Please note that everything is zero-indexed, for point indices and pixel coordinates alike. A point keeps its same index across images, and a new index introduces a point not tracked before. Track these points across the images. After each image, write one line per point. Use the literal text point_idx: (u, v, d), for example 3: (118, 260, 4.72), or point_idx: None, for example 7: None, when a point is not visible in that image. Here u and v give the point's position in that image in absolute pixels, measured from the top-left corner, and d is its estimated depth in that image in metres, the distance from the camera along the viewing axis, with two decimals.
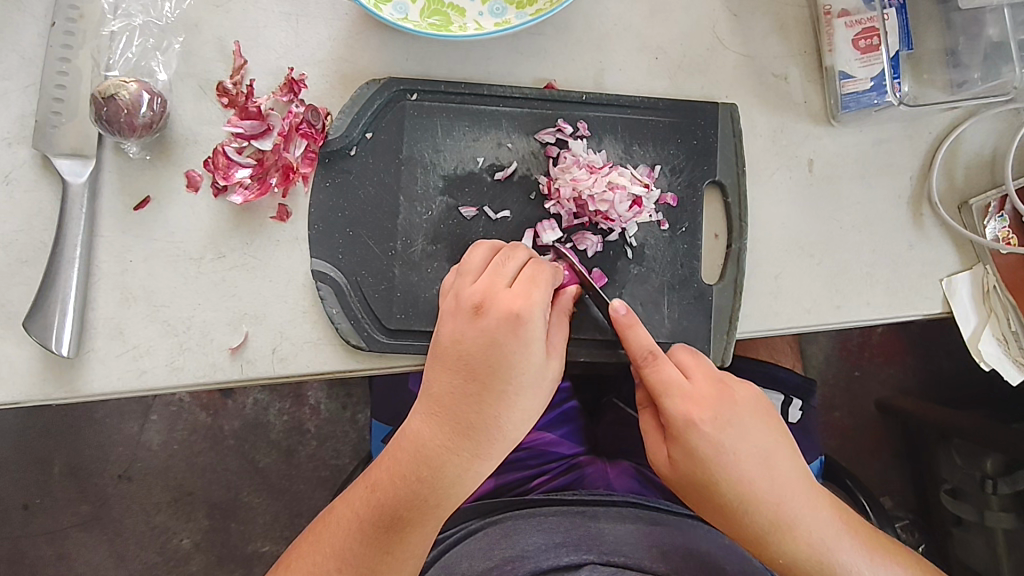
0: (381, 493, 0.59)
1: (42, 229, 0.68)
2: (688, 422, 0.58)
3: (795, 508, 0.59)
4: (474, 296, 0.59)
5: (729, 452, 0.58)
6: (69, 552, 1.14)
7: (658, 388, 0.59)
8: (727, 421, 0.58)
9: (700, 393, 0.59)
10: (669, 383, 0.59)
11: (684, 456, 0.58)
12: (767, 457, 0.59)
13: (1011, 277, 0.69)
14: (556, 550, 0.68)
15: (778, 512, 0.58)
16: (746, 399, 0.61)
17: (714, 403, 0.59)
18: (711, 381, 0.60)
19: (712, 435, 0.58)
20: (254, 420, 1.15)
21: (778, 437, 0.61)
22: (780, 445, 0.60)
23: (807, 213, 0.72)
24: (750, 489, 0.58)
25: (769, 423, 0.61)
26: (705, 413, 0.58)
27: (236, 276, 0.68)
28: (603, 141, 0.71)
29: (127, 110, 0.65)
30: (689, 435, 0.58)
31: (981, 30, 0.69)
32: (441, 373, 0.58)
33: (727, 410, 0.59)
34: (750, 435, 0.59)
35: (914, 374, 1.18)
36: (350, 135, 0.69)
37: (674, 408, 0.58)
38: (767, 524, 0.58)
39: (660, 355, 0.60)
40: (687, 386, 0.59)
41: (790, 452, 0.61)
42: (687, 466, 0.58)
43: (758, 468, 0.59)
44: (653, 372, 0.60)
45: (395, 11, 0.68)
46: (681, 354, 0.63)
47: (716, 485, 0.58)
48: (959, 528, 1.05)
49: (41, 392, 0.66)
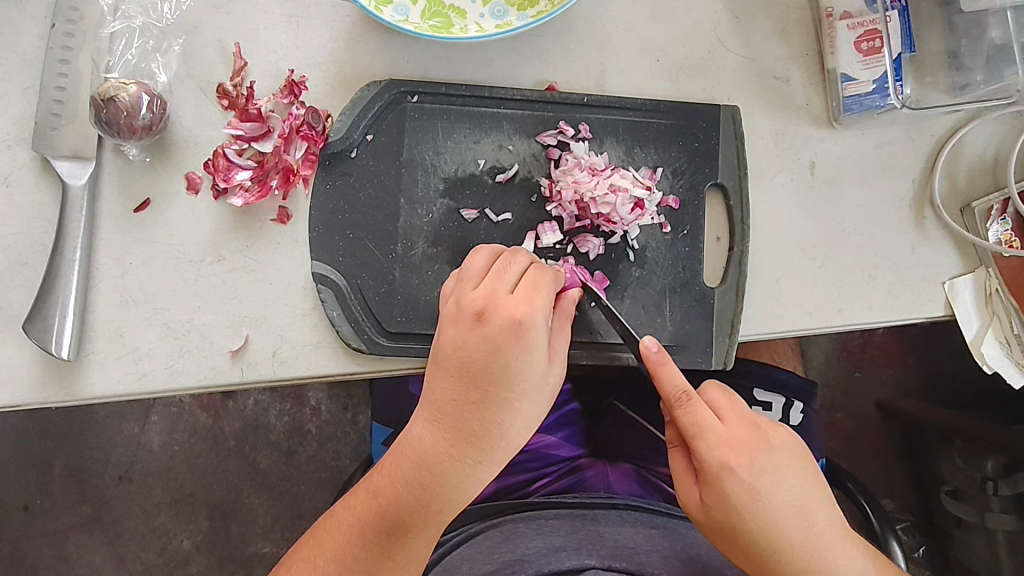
0: (382, 498, 0.59)
1: (42, 231, 0.67)
2: (724, 467, 0.57)
3: (829, 557, 0.59)
4: (476, 303, 0.58)
5: (764, 499, 0.58)
6: (69, 553, 1.14)
7: (692, 431, 0.58)
8: (762, 467, 0.58)
9: (735, 438, 0.59)
10: (705, 427, 0.58)
11: (717, 501, 0.58)
12: (803, 505, 0.59)
13: (1014, 279, 0.69)
14: (557, 554, 0.67)
15: (813, 562, 0.58)
16: (782, 444, 0.60)
17: (750, 450, 0.58)
18: (746, 425, 0.60)
19: (748, 482, 0.57)
20: (254, 421, 1.15)
21: (814, 483, 0.60)
22: (815, 490, 0.60)
23: (809, 215, 0.72)
24: (784, 537, 0.58)
25: (805, 469, 0.60)
26: (741, 459, 0.58)
27: (236, 279, 0.68)
28: (605, 143, 0.71)
29: (127, 112, 0.65)
30: (724, 481, 0.57)
31: (984, 32, 0.68)
32: (442, 379, 0.58)
33: (763, 458, 0.58)
34: (787, 483, 0.59)
35: (915, 376, 1.17)
36: (351, 137, 0.69)
37: (710, 453, 0.57)
38: (800, 573, 0.59)
39: (694, 396, 0.59)
40: (722, 430, 0.58)
41: (826, 501, 0.61)
42: (719, 510, 0.58)
43: (792, 517, 0.58)
44: (687, 415, 0.58)
45: (396, 13, 0.68)
46: (714, 393, 0.61)
47: (749, 532, 0.58)
48: (960, 529, 1.06)
49: (40, 395, 0.66)
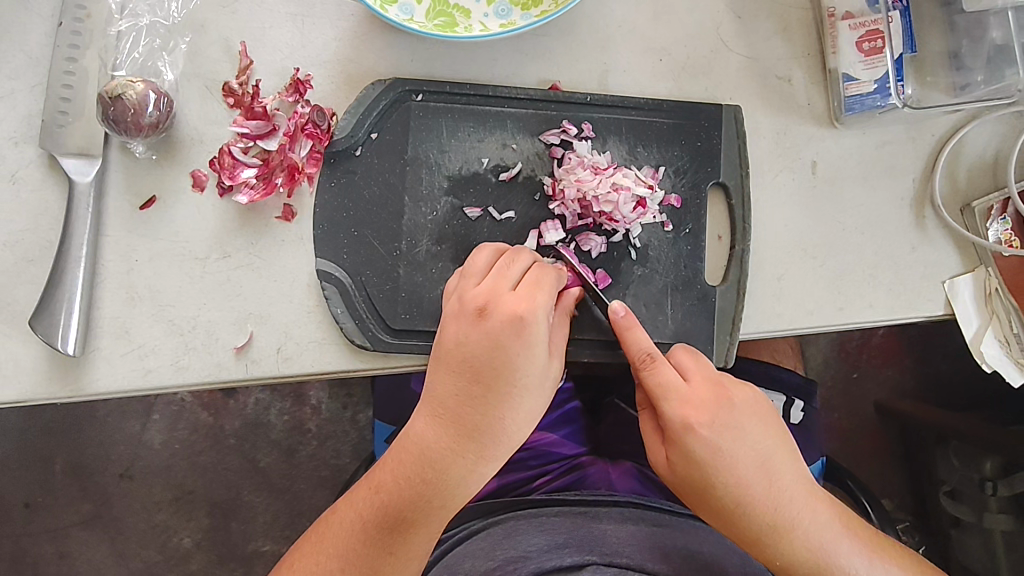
0: (386, 494, 0.59)
1: (49, 228, 0.68)
2: (686, 425, 0.58)
3: (792, 509, 0.59)
4: (478, 299, 0.59)
5: (726, 455, 0.58)
6: (70, 550, 1.15)
7: (656, 392, 0.60)
8: (724, 424, 0.58)
9: (698, 396, 0.59)
10: (667, 387, 0.59)
11: (682, 459, 0.58)
12: (766, 461, 0.59)
13: (1013, 279, 0.70)
14: (558, 551, 0.68)
15: (777, 514, 0.59)
16: (744, 401, 0.60)
17: (712, 407, 0.59)
18: (709, 383, 0.60)
19: (709, 439, 0.58)
20: (255, 419, 1.16)
21: (778, 440, 0.61)
22: (778, 447, 0.60)
23: (810, 215, 0.72)
24: (747, 492, 0.58)
25: (767, 424, 0.61)
26: (702, 416, 0.58)
27: (240, 276, 0.69)
28: (607, 142, 0.71)
29: (133, 110, 0.65)
30: (687, 439, 0.58)
31: (984, 33, 0.69)
32: (444, 375, 0.58)
33: (725, 415, 0.59)
34: (749, 438, 0.59)
35: (914, 376, 1.18)
36: (356, 135, 0.69)
37: (673, 412, 0.58)
38: (765, 526, 0.59)
39: (658, 357, 0.61)
40: (685, 389, 0.59)
41: (790, 455, 0.61)
42: (684, 467, 0.58)
43: (755, 472, 0.58)
44: (652, 375, 0.60)
45: (401, 12, 0.69)
46: (681, 357, 0.63)
47: (712, 487, 0.58)
48: (957, 529, 1.06)
49: (45, 390, 0.67)
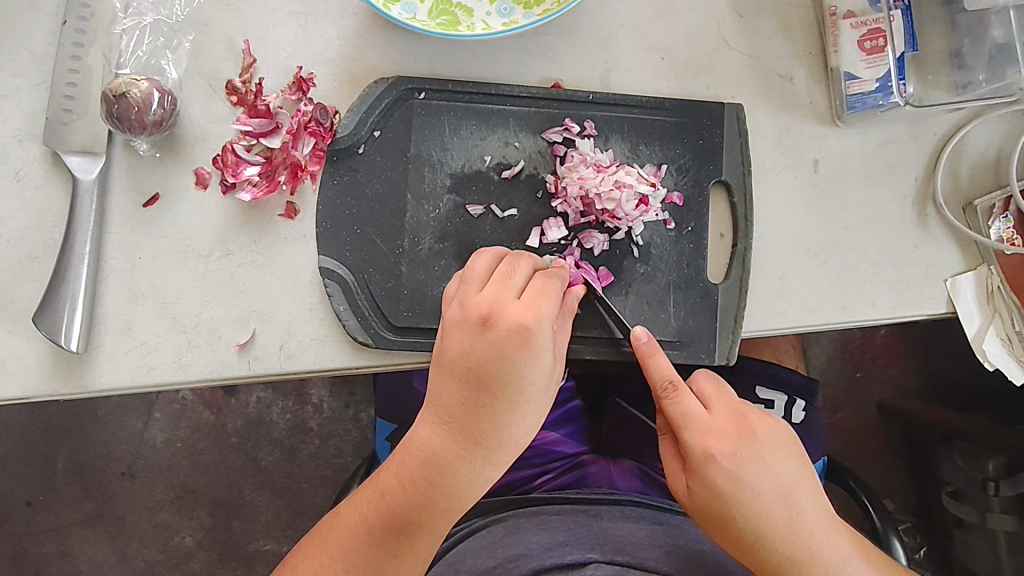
0: (390, 498, 0.59)
1: (52, 225, 0.68)
2: (707, 456, 0.58)
3: (814, 542, 0.59)
4: (481, 308, 0.58)
5: (748, 487, 0.58)
6: (71, 549, 1.15)
7: (677, 420, 0.60)
8: (746, 457, 0.58)
9: (720, 428, 0.59)
10: (689, 416, 0.59)
11: (703, 488, 0.59)
12: (788, 493, 0.59)
13: (1015, 277, 0.70)
14: (559, 549, 0.68)
15: (798, 547, 0.59)
16: (767, 434, 0.61)
17: (734, 438, 0.59)
18: (731, 415, 0.61)
19: (731, 470, 0.58)
20: (257, 418, 1.16)
21: (801, 472, 0.61)
22: (801, 480, 0.60)
23: (812, 213, 0.72)
24: (768, 524, 0.58)
25: (791, 457, 0.61)
26: (724, 447, 0.58)
27: (243, 274, 0.69)
28: (610, 140, 0.71)
29: (138, 108, 0.65)
30: (708, 469, 0.58)
31: (986, 31, 0.69)
32: (449, 383, 0.58)
33: (747, 447, 0.59)
34: (772, 471, 0.59)
35: (917, 376, 1.18)
36: (359, 133, 0.69)
37: (695, 442, 0.59)
38: (785, 559, 0.59)
39: (680, 386, 0.60)
40: (707, 420, 0.59)
41: (812, 488, 0.61)
42: (704, 496, 0.59)
43: (776, 504, 0.59)
44: (674, 404, 0.60)
45: (404, 10, 0.69)
46: (703, 383, 0.63)
47: (733, 518, 0.58)
48: (960, 529, 1.06)
49: (49, 387, 0.67)
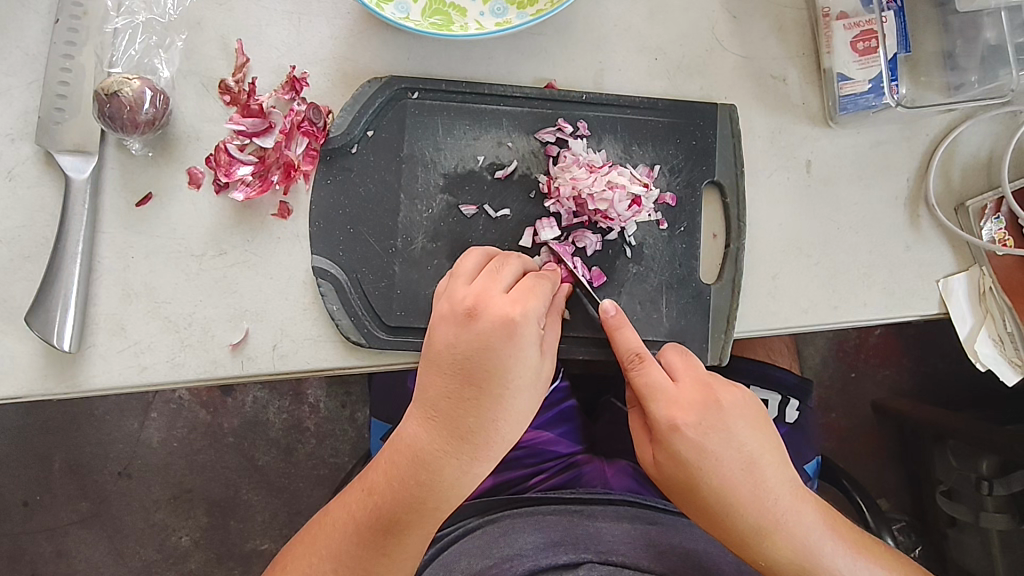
0: (378, 497, 0.59)
1: (45, 224, 0.68)
2: (671, 427, 0.58)
3: (778, 510, 0.60)
4: (468, 301, 0.58)
5: (711, 456, 0.58)
6: (67, 549, 1.15)
7: (642, 391, 0.59)
8: (710, 426, 0.58)
9: (685, 397, 0.59)
10: (655, 387, 0.59)
11: (668, 459, 0.59)
12: (752, 462, 0.59)
13: (1006, 277, 0.70)
14: (554, 549, 0.68)
15: (761, 515, 0.59)
16: (732, 403, 0.60)
17: (699, 409, 0.59)
18: (697, 385, 0.60)
19: (695, 440, 0.58)
20: (253, 418, 1.16)
21: (767, 441, 0.61)
22: (768, 449, 0.61)
23: (805, 214, 0.72)
24: (733, 494, 0.59)
25: (756, 424, 0.61)
26: (689, 418, 0.58)
27: (235, 274, 0.69)
28: (602, 141, 0.71)
29: (130, 108, 0.65)
30: (672, 440, 0.58)
31: (978, 33, 0.69)
32: (435, 377, 0.58)
33: (712, 416, 0.59)
34: (736, 441, 0.59)
35: (911, 376, 1.18)
36: (351, 133, 0.69)
37: (660, 412, 0.58)
38: (749, 527, 0.59)
39: (647, 357, 0.61)
40: (672, 390, 0.59)
41: (778, 458, 0.61)
42: (670, 468, 0.59)
43: (740, 474, 0.59)
44: (639, 375, 0.60)
45: (397, 10, 0.69)
46: (671, 356, 0.63)
47: (699, 489, 0.59)
48: (954, 529, 1.06)
49: (41, 387, 0.67)
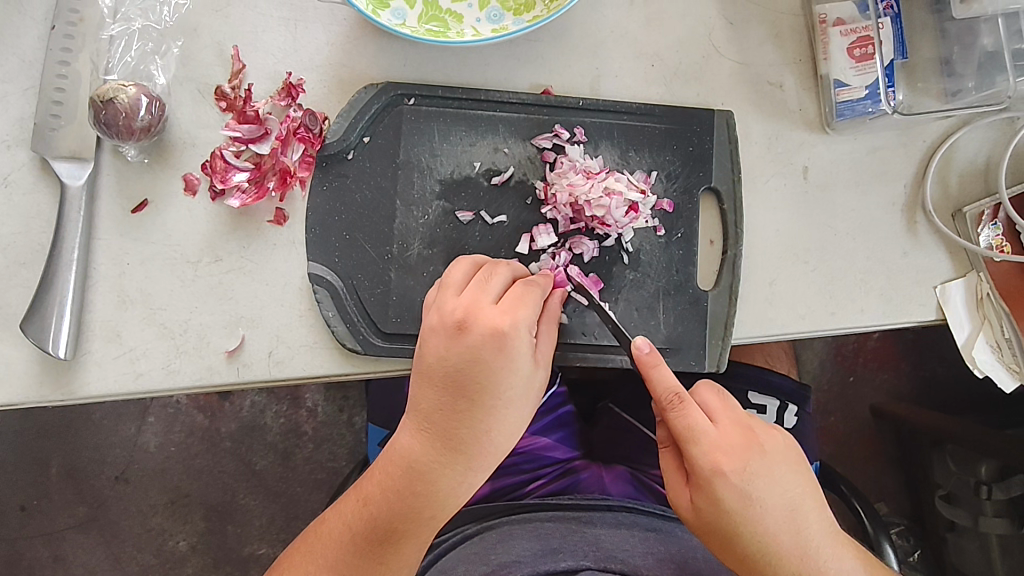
0: (373, 507, 0.59)
1: (41, 231, 0.68)
2: (714, 471, 0.58)
3: (820, 560, 0.59)
4: (457, 313, 0.58)
5: (755, 503, 0.58)
6: (64, 553, 1.15)
7: (684, 434, 0.58)
8: (754, 471, 0.58)
9: (727, 441, 0.59)
10: (697, 431, 0.58)
11: (710, 505, 0.58)
12: (794, 509, 0.60)
13: (1004, 283, 0.70)
14: (552, 556, 0.67)
15: (803, 563, 0.59)
16: (774, 447, 0.61)
17: (743, 453, 0.59)
18: (739, 428, 0.60)
19: (740, 486, 0.58)
20: (251, 422, 1.15)
21: (807, 487, 0.61)
22: (810, 496, 0.61)
23: (802, 220, 0.72)
24: (775, 542, 0.59)
25: (797, 469, 0.61)
26: (733, 463, 0.58)
27: (231, 280, 0.69)
28: (599, 146, 0.71)
29: (125, 114, 0.65)
30: (715, 485, 0.58)
31: (975, 39, 0.69)
32: (427, 389, 0.58)
33: (756, 461, 0.59)
34: (780, 486, 0.59)
35: (909, 380, 1.18)
36: (348, 139, 0.69)
37: (703, 456, 0.58)
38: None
39: (686, 398, 0.59)
40: (713, 433, 0.59)
41: (818, 504, 0.61)
42: (711, 512, 0.59)
43: (783, 521, 0.59)
44: (679, 417, 0.58)
45: (393, 17, 0.69)
46: (707, 394, 0.62)
47: (740, 536, 0.59)
48: (953, 533, 1.05)
49: (37, 394, 0.67)
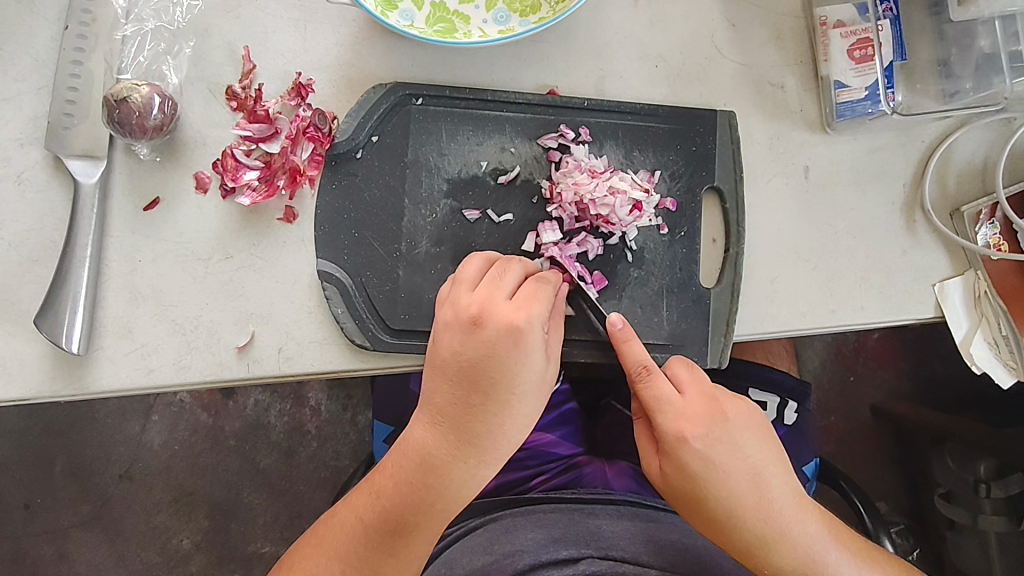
0: (386, 500, 0.60)
1: (53, 229, 0.69)
2: (679, 438, 0.60)
3: (782, 520, 0.61)
4: (472, 308, 0.59)
5: (717, 468, 0.60)
6: (68, 551, 1.15)
7: (651, 404, 0.61)
8: (717, 438, 0.60)
9: (691, 409, 0.61)
10: (663, 400, 0.61)
11: (675, 470, 0.60)
12: (758, 472, 0.61)
13: (1001, 282, 0.71)
14: (555, 545, 0.69)
15: (767, 525, 0.60)
16: (738, 415, 0.62)
17: (706, 420, 0.61)
18: (703, 396, 0.62)
19: (702, 451, 0.60)
20: (254, 420, 1.16)
21: (770, 452, 0.62)
22: (775, 460, 0.62)
23: (803, 218, 0.73)
24: (739, 503, 0.60)
25: (760, 435, 0.62)
26: (696, 429, 0.60)
27: (242, 277, 0.70)
28: (604, 146, 0.72)
29: (139, 113, 0.66)
30: (680, 451, 0.60)
31: (973, 42, 0.70)
32: (441, 383, 0.59)
33: (718, 429, 0.60)
34: (743, 452, 0.61)
35: (908, 379, 1.19)
36: (356, 138, 0.70)
37: (667, 424, 0.61)
38: (755, 537, 0.60)
39: (653, 369, 0.62)
40: (678, 401, 0.61)
41: (782, 467, 0.62)
42: (676, 478, 0.60)
43: (745, 483, 0.60)
44: (647, 387, 0.62)
45: (401, 18, 0.70)
46: (677, 368, 0.65)
47: (704, 499, 0.60)
48: (952, 532, 1.07)
49: (50, 389, 0.68)
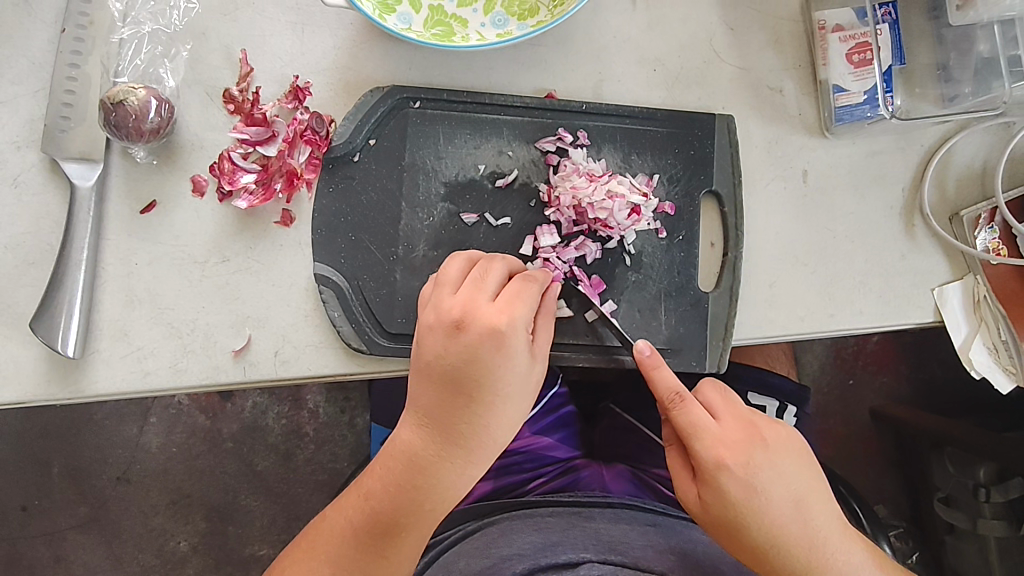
0: (375, 502, 0.60)
1: (49, 231, 0.69)
2: (719, 466, 0.59)
3: (826, 549, 0.60)
4: (454, 311, 0.58)
5: (760, 495, 0.59)
6: (65, 554, 1.15)
7: (688, 431, 0.60)
8: (759, 465, 0.60)
9: (729, 436, 0.61)
10: (700, 427, 0.60)
11: (715, 498, 0.59)
12: (801, 500, 0.60)
13: (1000, 286, 0.71)
14: (553, 549, 0.67)
15: (813, 555, 0.59)
16: (777, 441, 0.62)
17: (745, 447, 0.60)
18: (741, 422, 0.62)
19: (743, 478, 0.59)
20: (251, 423, 1.16)
21: (812, 480, 0.62)
22: (814, 488, 0.62)
23: (802, 222, 0.73)
24: (783, 532, 0.59)
25: (799, 462, 0.62)
26: (737, 457, 0.59)
27: (238, 280, 0.69)
28: (602, 150, 0.72)
29: (135, 116, 0.66)
30: (720, 479, 0.59)
31: (971, 46, 0.70)
32: (426, 386, 0.58)
33: (759, 455, 0.60)
34: (784, 480, 0.60)
35: (907, 382, 1.19)
36: (353, 141, 0.70)
37: (706, 452, 0.59)
38: (801, 567, 0.59)
39: (687, 397, 0.61)
40: (715, 428, 0.61)
41: (822, 496, 0.62)
42: (717, 507, 0.59)
43: (789, 511, 0.60)
44: (682, 414, 0.61)
45: (400, 21, 0.70)
46: (708, 392, 0.65)
47: (748, 527, 0.59)
48: (952, 536, 1.06)
49: (45, 392, 0.67)
